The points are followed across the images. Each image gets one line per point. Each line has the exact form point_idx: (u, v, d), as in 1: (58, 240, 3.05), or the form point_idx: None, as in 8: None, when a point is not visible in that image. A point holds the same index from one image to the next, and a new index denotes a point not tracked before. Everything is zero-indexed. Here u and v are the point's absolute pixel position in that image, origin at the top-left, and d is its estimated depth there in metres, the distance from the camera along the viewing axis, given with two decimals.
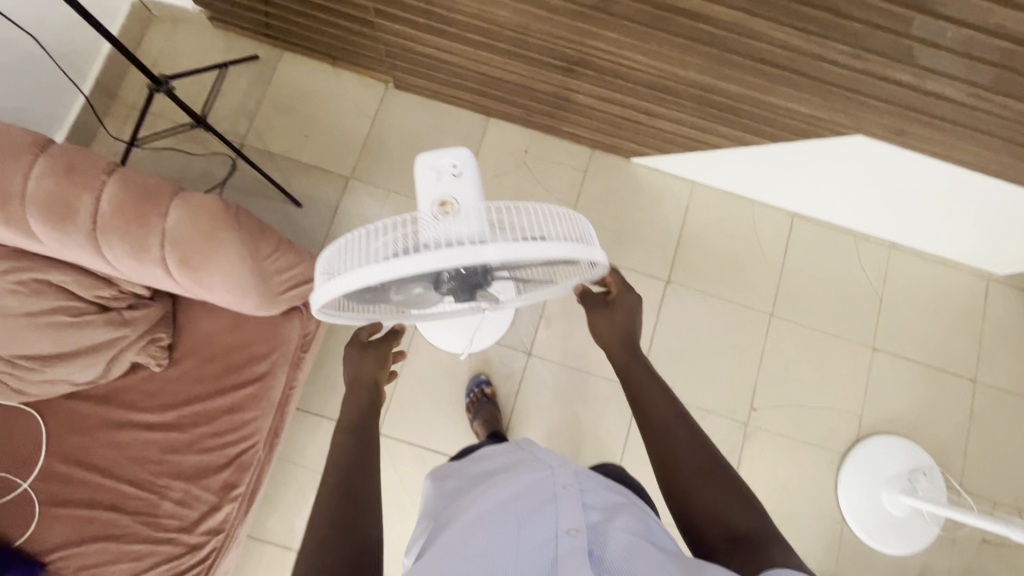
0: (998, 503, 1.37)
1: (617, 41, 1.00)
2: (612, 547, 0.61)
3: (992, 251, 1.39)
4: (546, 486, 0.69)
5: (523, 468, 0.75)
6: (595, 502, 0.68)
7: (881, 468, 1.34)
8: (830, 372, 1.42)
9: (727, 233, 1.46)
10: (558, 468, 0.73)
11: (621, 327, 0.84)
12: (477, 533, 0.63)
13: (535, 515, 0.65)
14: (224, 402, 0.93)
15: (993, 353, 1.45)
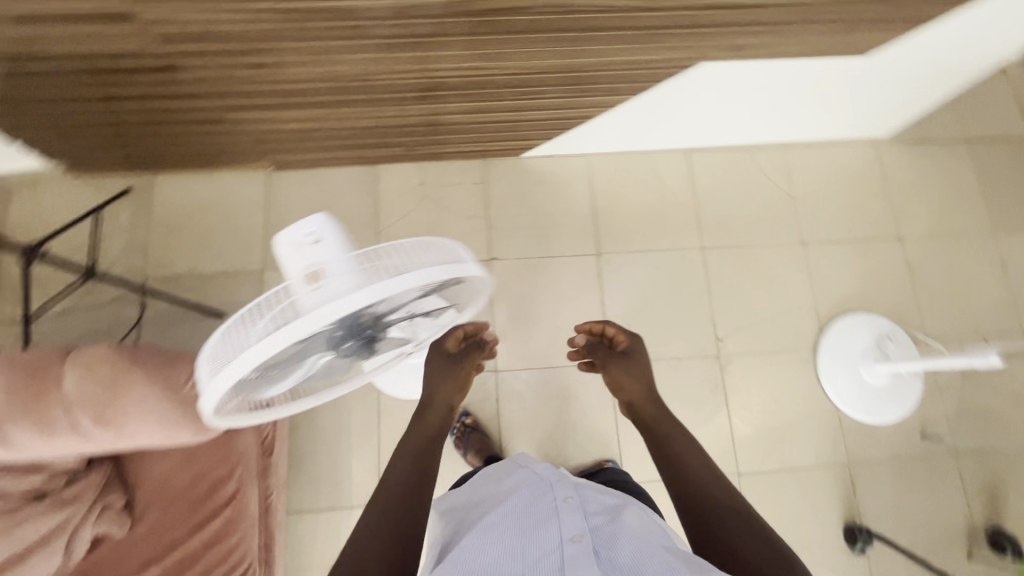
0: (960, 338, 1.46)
1: (462, 62, 1.04)
2: (613, 549, 0.67)
3: (866, 121, 1.49)
4: (547, 500, 0.75)
5: (524, 486, 0.80)
6: (594, 509, 0.75)
7: (852, 347, 1.39)
8: (776, 280, 1.48)
9: (636, 190, 1.51)
10: (556, 482, 0.80)
11: (643, 377, 0.95)
12: (489, 550, 0.68)
13: (540, 531, 0.70)
14: (202, 536, 0.90)
15: (904, 209, 1.55)
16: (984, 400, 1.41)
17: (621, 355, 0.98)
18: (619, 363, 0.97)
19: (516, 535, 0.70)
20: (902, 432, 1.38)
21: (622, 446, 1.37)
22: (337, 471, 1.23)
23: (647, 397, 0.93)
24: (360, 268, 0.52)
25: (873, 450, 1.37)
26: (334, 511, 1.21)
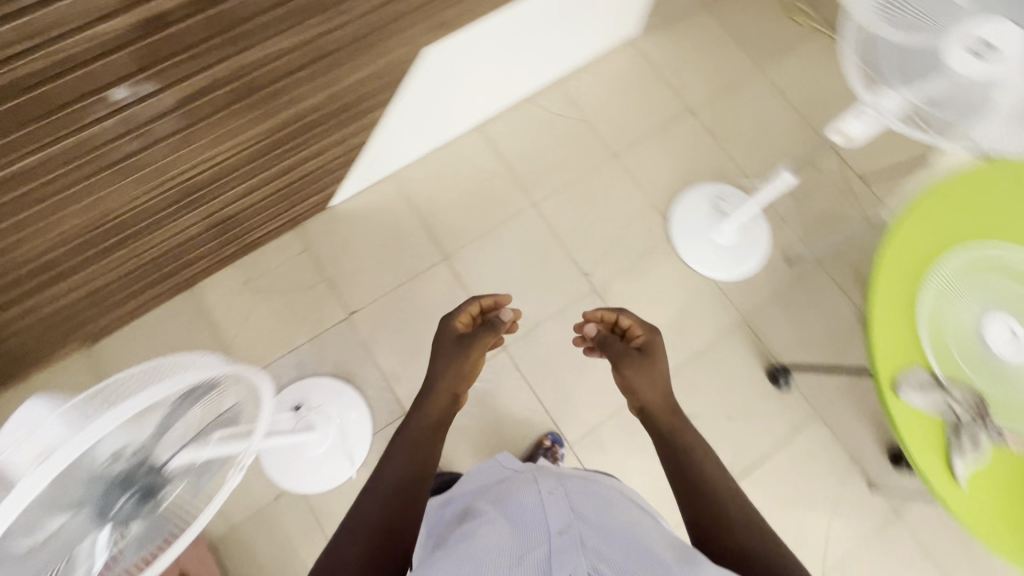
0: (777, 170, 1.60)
1: (197, 154, 0.93)
2: (597, 536, 0.68)
3: (610, 29, 1.59)
4: (537, 495, 0.78)
5: (513, 484, 0.83)
6: (580, 504, 0.76)
7: (697, 220, 1.51)
8: (609, 199, 1.55)
9: (451, 183, 1.54)
10: (545, 480, 0.82)
11: (660, 382, 0.89)
12: (479, 537, 0.69)
13: (529, 520, 0.72)
14: None
15: (682, 84, 1.67)
16: (818, 207, 1.55)
17: (637, 355, 0.91)
18: (637, 360, 0.90)
19: (507, 525, 0.71)
20: (772, 268, 1.50)
21: (554, 413, 1.40)
22: None
23: (664, 403, 0.88)
24: (80, 415, 0.48)
25: (757, 296, 1.48)
26: None
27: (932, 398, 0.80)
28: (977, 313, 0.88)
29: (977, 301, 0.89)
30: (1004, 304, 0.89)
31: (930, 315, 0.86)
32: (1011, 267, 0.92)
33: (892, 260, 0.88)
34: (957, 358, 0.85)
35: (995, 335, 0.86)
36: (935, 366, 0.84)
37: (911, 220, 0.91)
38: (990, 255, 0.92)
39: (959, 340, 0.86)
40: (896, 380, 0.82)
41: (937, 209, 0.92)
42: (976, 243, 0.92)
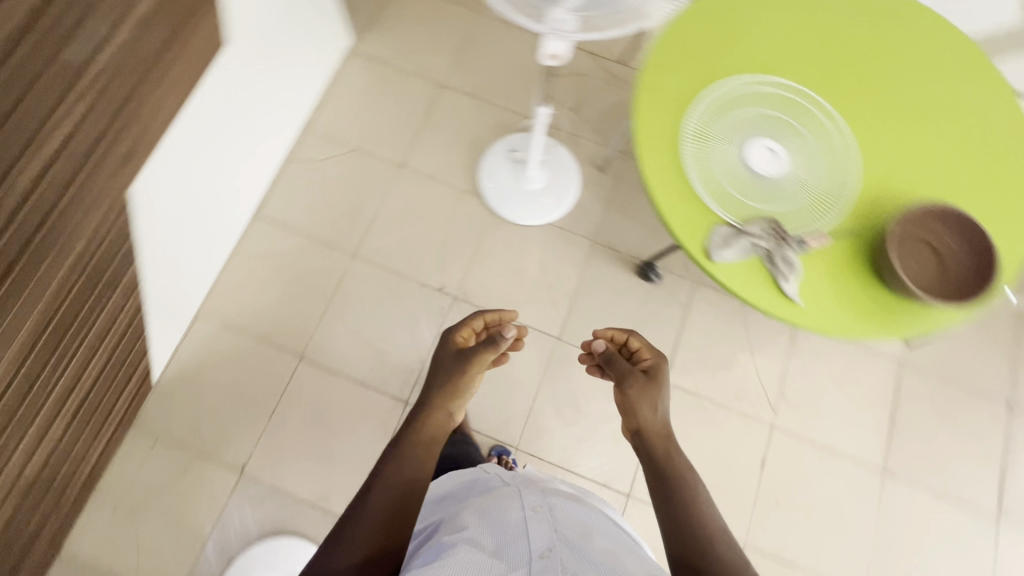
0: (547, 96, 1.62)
1: None
2: (576, 561, 0.71)
3: (319, 53, 1.50)
4: (521, 508, 0.81)
5: (501, 494, 0.86)
6: (562, 519, 0.80)
7: (501, 181, 1.52)
8: (419, 208, 1.52)
9: (262, 284, 1.42)
10: (531, 494, 0.85)
11: (659, 406, 0.88)
12: (461, 548, 0.73)
13: (511, 534, 0.75)
14: None
15: (419, 64, 1.63)
16: (595, 109, 1.61)
17: (641, 377, 0.89)
18: (640, 383, 0.89)
19: (491, 540, 0.75)
20: (588, 185, 1.55)
21: (488, 428, 1.37)
22: None
23: (660, 428, 0.87)
24: None
25: (590, 216, 1.53)
26: None
27: (740, 245, 0.85)
28: (738, 150, 0.93)
29: (732, 140, 0.93)
30: (756, 125, 0.94)
31: (703, 177, 0.91)
32: (747, 88, 0.95)
33: (649, 150, 0.91)
34: (742, 197, 0.90)
35: (760, 159, 0.92)
36: (727, 217, 0.89)
37: (645, 105, 0.93)
38: (725, 90, 0.95)
39: (737, 181, 0.91)
40: (705, 246, 0.86)
41: (662, 81, 0.94)
42: (708, 88, 0.94)
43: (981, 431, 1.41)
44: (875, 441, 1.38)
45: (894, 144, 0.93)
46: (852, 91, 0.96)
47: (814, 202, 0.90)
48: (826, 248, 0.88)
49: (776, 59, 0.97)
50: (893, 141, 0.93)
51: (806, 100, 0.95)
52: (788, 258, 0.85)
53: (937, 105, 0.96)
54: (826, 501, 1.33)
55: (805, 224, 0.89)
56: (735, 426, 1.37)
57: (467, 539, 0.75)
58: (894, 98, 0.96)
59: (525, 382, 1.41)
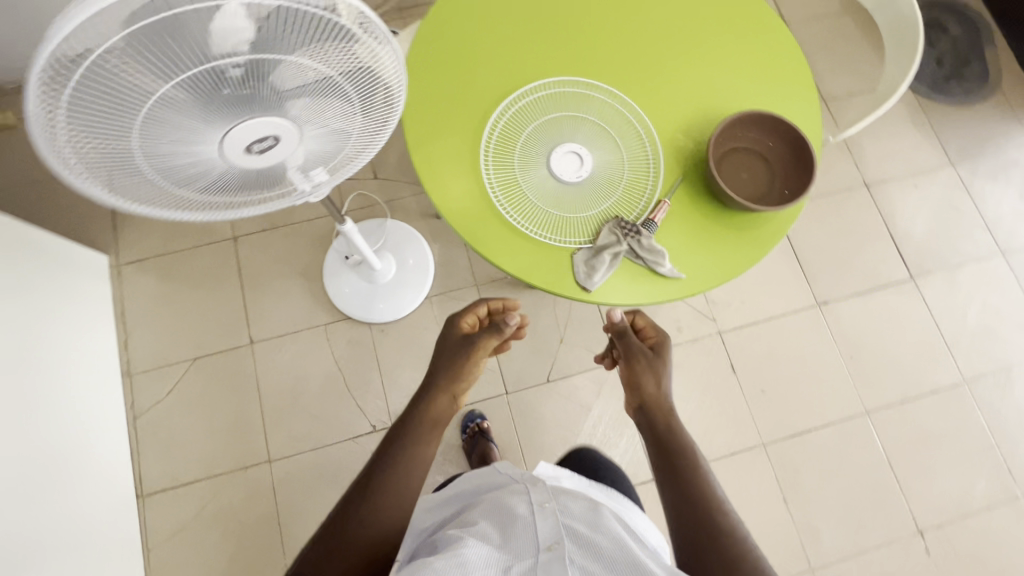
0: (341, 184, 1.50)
1: None
2: (588, 560, 0.66)
3: (84, 299, 1.27)
4: (528, 502, 0.75)
5: (508, 489, 0.80)
6: (572, 513, 0.74)
7: (354, 293, 1.39)
8: (300, 368, 1.36)
9: (200, 555, 1.24)
10: (541, 487, 0.79)
11: (662, 379, 0.83)
12: (467, 542, 0.68)
13: (517, 530, 0.70)
14: None
15: (196, 234, 1.42)
16: (394, 165, 1.51)
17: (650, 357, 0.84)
18: (649, 361, 0.84)
19: (497, 534, 0.70)
20: (436, 237, 1.47)
21: None
22: None
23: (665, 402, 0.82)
24: None
25: (457, 264, 1.46)
26: None
27: (606, 266, 0.82)
28: (544, 171, 0.88)
29: (532, 165, 0.89)
30: (543, 138, 0.90)
31: (530, 216, 0.86)
32: (512, 111, 0.91)
33: (468, 228, 0.85)
34: (575, 213, 0.86)
35: (568, 166, 0.88)
36: (575, 239, 0.85)
37: (435, 188, 0.86)
38: (495, 126, 0.90)
39: (562, 201, 0.87)
40: (583, 282, 0.83)
41: (434, 156, 0.88)
42: (478, 134, 0.89)
43: (860, 218, 1.55)
44: (798, 285, 1.48)
45: (659, 78, 0.93)
46: (597, 54, 0.94)
47: (636, 170, 0.88)
48: (672, 207, 0.87)
49: (516, 66, 0.93)
50: (657, 77, 0.93)
51: (568, 86, 0.92)
52: (652, 245, 0.83)
53: (672, 20, 0.96)
54: (796, 359, 1.42)
55: (642, 199, 0.87)
56: (695, 354, 1.41)
57: (472, 532, 0.71)
58: (633, 36, 0.95)
59: (504, 449, 1.36)
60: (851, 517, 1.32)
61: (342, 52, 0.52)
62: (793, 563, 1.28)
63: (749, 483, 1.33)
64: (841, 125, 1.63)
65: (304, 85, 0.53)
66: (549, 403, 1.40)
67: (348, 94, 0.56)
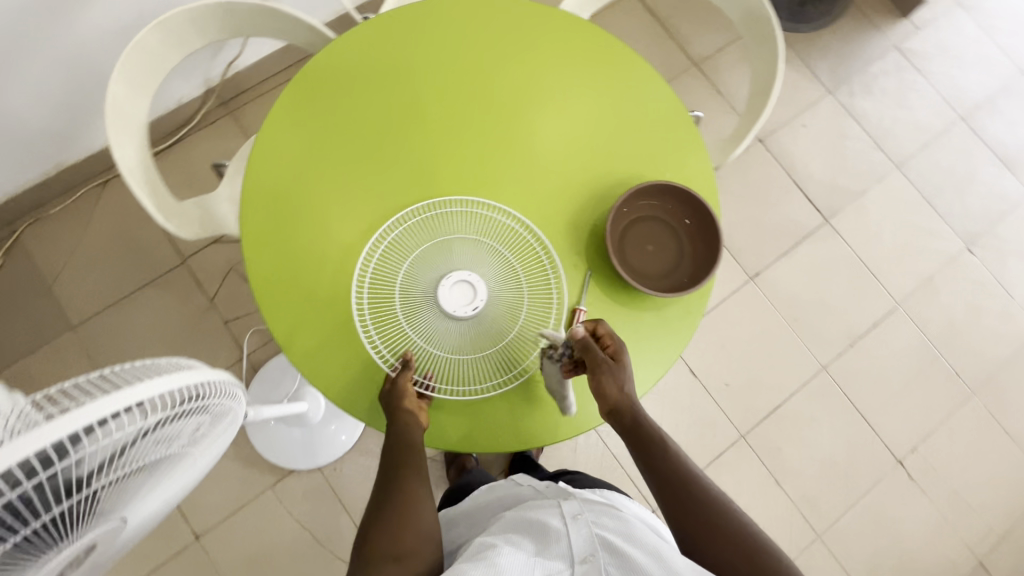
0: (231, 325, 1.34)
1: None
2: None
3: None
4: (558, 509, 0.69)
5: (538, 502, 0.74)
6: (610, 519, 0.68)
7: (291, 443, 1.27)
8: (262, 539, 1.24)
9: None
10: (574, 499, 0.72)
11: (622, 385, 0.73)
12: (501, 546, 0.62)
13: (552, 542, 0.64)
14: None
15: None
16: None
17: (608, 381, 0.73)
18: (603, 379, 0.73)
19: (529, 542, 0.64)
20: None
21: None
22: None
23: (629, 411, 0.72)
24: None
25: None
26: None
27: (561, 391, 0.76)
28: (435, 316, 0.76)
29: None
30: (425, 270, 0.77)
31: (441, 371, 0.76)
32: (380, 250, 0.78)
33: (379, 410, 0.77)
34: (484, 354, 0.77)
35: (459, 299, 0.75)
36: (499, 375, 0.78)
37: (319, 377, 0.77)
38: (362, 276, 0.77)
39: (466, 345, 0.76)
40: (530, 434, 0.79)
41: (308, 343, 0.77)
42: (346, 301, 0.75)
43: (763, 177, 1.54)
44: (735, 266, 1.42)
45: (529, 166, 0.84)
46: (450, 161, 0.82)
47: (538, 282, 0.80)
48: (589, 310, 0.81)
49: (364, 204, 0.80)
50: (525, 165, 0.84)
51: (434, 206, 0.80)
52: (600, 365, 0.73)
53: (526, 92, 0.86)
54: (747, 341, 1.42)
55: (552, 314, 0.79)
56: None
57: (504, 539, 0.64)
58: (484, 126, 0.84)
59: None
60: (839, 471, 1.37)
61: (152, 435, 0.43)
62: (802, 537, 1.32)
63: (742, 478, 1.35)
64: (719, 86, 1.58)
65: (110, 491, 0.42)
66: None
67: (166, 454, 0.47)
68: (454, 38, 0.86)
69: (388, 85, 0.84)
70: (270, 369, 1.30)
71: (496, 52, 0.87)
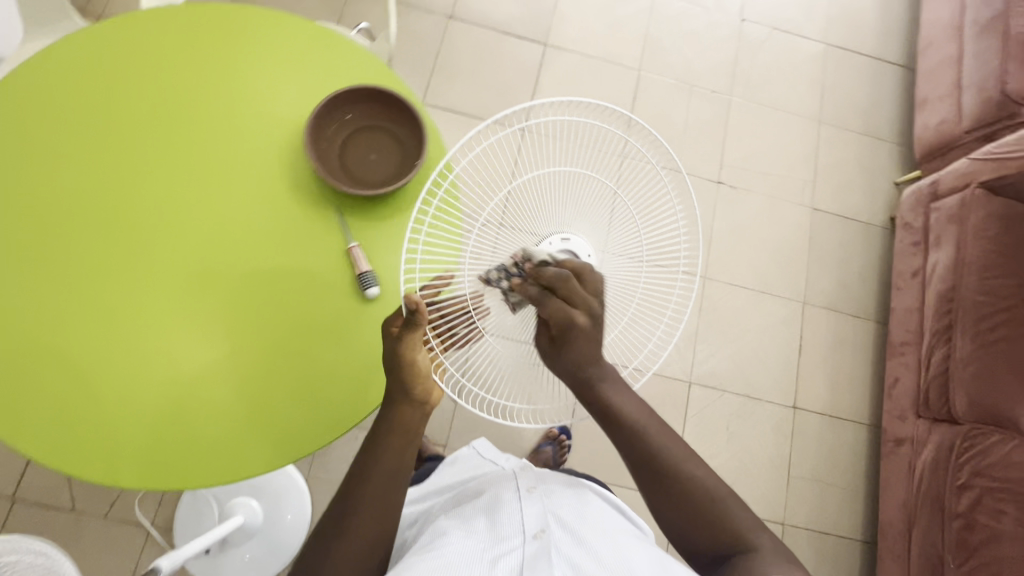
0: (113, 513, 1.20)
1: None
2: (573, 547, 0.68)
3: None
4: (515, 495, 0.78)
5: (494, 488, 0.83)
6: (561, 502, 0.78)
7: (255, 557, 1.19)
8: None
9: None
10: (529, 483, 0.82)
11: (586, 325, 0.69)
12: (456, 532, 0.71)
13: (504, 522, 0.72)
14: None
15: None
16: None
17: (591, 326, 0.69)
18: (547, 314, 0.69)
19: (485, 528, 0.72)
20: None
21: None
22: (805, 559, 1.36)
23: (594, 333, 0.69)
24: None
25: None
26: (808, 523, 1.39)
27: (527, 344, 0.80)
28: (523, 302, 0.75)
29: (191, 358, 0.75)
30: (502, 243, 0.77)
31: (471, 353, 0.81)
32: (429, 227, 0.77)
33: (258, 456, 0.73)
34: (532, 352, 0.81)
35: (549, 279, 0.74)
36: (299, 356, 0.76)
37: (190, 468, 0.72)
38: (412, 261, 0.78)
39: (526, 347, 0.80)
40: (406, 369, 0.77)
41: (98, 458, 0.71)
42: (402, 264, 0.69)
43: (475, 45, 1.59)
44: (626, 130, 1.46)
45: (196, 167, 0.80)
46: (216, 189, 0.80)
47: (275, 254, 0.78)
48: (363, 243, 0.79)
49: (70, 306, 0.75)
50: (193, 168, 0.80)
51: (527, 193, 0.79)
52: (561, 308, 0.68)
53: (249, 80, 0.83)
54: None
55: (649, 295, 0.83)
56: None
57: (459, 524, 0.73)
58: (129, 162, 0.80)
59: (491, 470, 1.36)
60: None
61: None
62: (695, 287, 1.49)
63: None
64: None
65: None
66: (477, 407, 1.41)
67: None
68: (155, 70, 0.83)
69: (118, 155, 0.80)
70: (182, 516, 1.19)
71: (200, 60, 0.83)
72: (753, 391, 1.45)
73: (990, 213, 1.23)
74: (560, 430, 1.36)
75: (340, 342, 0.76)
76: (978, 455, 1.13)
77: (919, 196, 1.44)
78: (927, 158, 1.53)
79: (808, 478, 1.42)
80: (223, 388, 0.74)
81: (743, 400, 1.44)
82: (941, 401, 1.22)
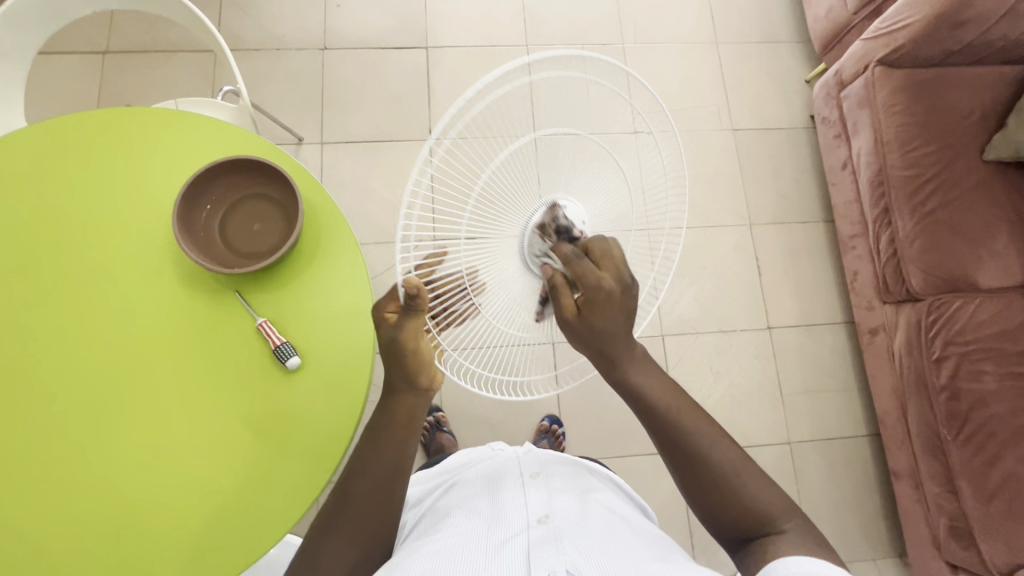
0: None
1: None
2: (578, 533, 0.62)
3: None
4: (518, 478, 0.75)
5: (496, 469, 0.80)
6: (556, 484, 0.74)
7: None
8: None
9: None
10: (528, 464, 0.79)
11: (621, 309, 0.60)
12: (456, 521, 0.67)
13: (505, 510, 0.68)
14: (986, 456, 1.07)
15: None
16: None
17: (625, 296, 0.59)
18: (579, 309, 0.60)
19: (487, 511, 0.68)
20: None
21: None
22: (817, 466, 1.38)
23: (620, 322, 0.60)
24: None
25: None
26: (813, 431, 1.40)
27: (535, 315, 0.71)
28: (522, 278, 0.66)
29: (138, 482, 0.73)
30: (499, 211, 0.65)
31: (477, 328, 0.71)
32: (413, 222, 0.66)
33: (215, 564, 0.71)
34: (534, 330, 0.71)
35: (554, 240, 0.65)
36: (237, 448, 0.74)
37: None
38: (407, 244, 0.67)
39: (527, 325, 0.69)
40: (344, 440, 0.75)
41: None
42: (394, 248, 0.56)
43: (357, 69, 1.55)
44: None
45: (77, 291, 0.77)
46: (111, 306, 0.77)
47: (188, 359, 0.76)
48: (275, 312, 0.78)
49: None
50: (74, 294, 0.77)
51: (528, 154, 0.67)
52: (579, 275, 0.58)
53: (120, 188, 0.80)
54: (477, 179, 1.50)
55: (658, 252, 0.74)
56: None
57: (458, 513, 0.69)
58: (19, 304, 0.77)
59: None
60: None
61: None
62: None
63: None
64: (252, 47, 1.54)
65: None
66: (465, 423, 1.40)
67: None
68: (23, 201, 0.79)
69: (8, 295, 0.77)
70: None
71: (69, 180, 0.80)
72: (726, 324, 1.45)
73: (894, 88, 1.22)
74: (551, 422, 1.37)
75: (278, 430, 0.75)
76: (941, 320, 1.15)
77: (827, 87, 1.43)
78: (826, 48, 1.52)
79: (800, 391, 1.43)
80: (165, 501, 0.72)
81: (719, 336, 1.45)
82: (899, 284, 1.23)
